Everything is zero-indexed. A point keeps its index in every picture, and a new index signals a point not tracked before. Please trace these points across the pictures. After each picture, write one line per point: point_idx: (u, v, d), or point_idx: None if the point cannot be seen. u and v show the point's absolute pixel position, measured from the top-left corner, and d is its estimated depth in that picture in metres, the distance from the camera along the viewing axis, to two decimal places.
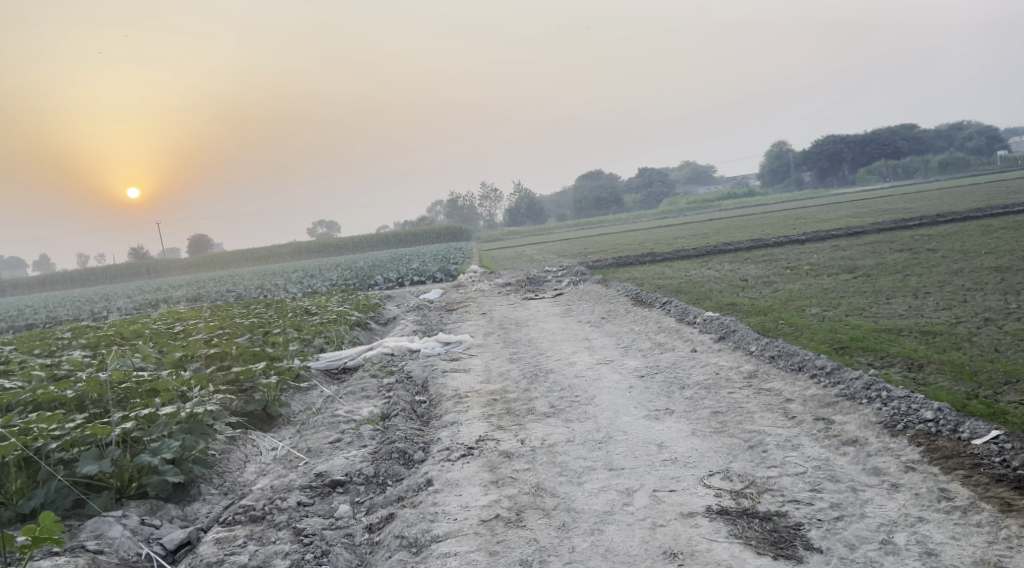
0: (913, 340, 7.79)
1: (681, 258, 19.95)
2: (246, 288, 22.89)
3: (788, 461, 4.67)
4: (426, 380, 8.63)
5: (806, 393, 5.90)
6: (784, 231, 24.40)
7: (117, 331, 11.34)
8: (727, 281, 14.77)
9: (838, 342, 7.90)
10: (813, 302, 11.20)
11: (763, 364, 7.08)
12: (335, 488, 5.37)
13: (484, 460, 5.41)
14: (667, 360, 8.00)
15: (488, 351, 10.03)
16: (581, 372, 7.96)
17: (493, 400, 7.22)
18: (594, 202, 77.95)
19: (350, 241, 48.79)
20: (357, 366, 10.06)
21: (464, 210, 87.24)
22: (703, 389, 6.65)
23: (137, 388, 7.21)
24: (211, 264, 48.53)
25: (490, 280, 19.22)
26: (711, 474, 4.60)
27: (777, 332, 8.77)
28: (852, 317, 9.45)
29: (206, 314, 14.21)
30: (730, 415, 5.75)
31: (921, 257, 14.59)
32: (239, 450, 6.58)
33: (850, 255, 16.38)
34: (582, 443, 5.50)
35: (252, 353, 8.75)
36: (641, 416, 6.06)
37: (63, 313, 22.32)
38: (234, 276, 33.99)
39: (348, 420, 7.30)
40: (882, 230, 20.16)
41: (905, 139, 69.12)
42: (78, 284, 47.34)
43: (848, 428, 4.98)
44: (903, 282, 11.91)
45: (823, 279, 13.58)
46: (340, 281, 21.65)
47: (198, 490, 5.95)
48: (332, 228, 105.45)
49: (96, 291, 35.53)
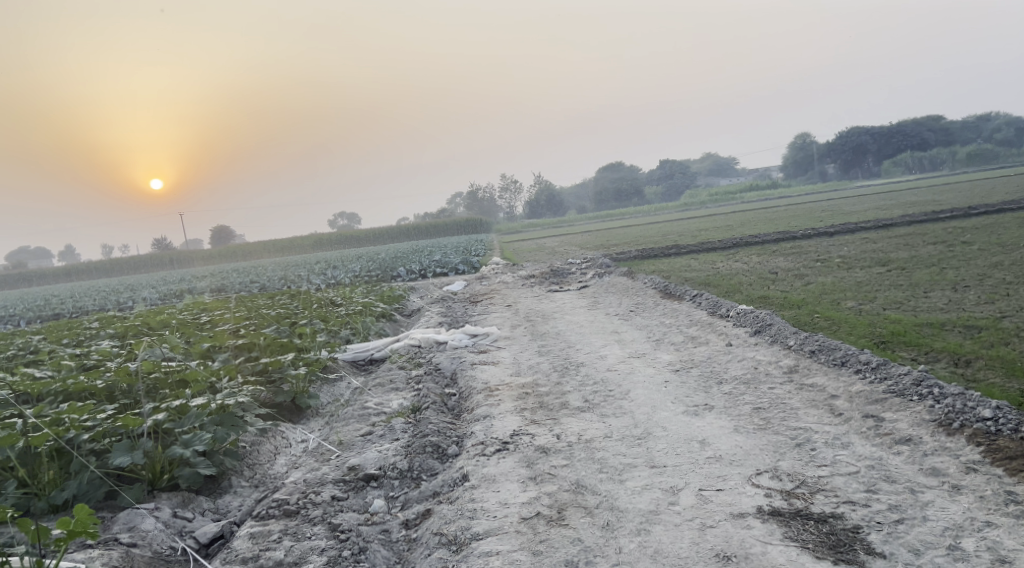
0: (957, 335, 7.58)
1: (707, 250, 19.71)
2: (269, 279, 22.93)
3: (839, 460, 4.50)
4: (455, 372, 8.52)
5: (852, 388, 5.72)
6: (811, 222, 24.06)
7: (145, 321, 11.34)
8: (756, 274, 14.54)
9: (879, 337, 7.70)
10: (848, 295, 10.97)
11: (803, 359, 6.90)
12: (369, 483, 5.26)
13: (520, 455, 5.29)
14: (702, 354, 7.84)
15: (516, 343, 9.91)
16: (614, 365, 7.81)
17: (525, 393, 7.09)
18: (615, 194, 77.58)
19: (372, 232, 48.82)
20: (384, 358, 9.98)
21: (485, 202, 87.15)
22: (741, 384, 6.48)
23: (167, 378, 7.16)
24: (234, 256, 48.78)
25: (514, 272, 19.10)
26: (760, 473, 4.44)
27: (814, 326, 8.58)
28: (889, 310, 9.24)
29: (232, 305, 14.20)
30: (773, 412, 5.58)
31: (956, 249, 14.29)
32: (269, 442, 6.50)
33: (882, 247, 16.10)
34: (621, 439, 5.35)
35: (280, 344, 8.69)
36: (679, 411, 5.90)
37: (90, 303, 22.49)
38: (256, 267, 34.09)
39: (378, 412, 7.20)
40: (913, 222, 19.80)
41: (932, 131, 68.12)
42: (103, 275, 47.75)
43: (900, 426, 4.80)
44: (940, 276, 11.65)
45: (855, 272, 13.34)
46: (363, 273, 21.60)
47: (229, 482, 5.87)
48: (353, 220, 105.79)
49: (121, 282, 35.79)
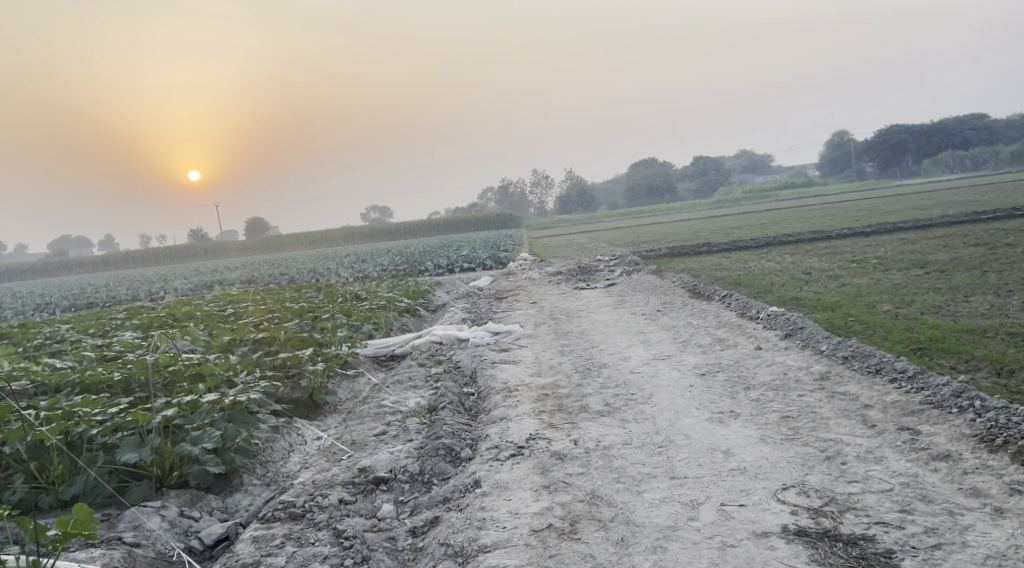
0: (999, 343, 7.23)
1: (739, 249, 19.34)
2: (297, 271, 22.94)
3: (871, 476, 4.24)
4: (475, 371, 8.34)
5: (886, 398, 5.44)
6: (848, 222, 23.55)
7: (169, 312, 11.31)
8: (789, 274, 14.17)
9: (916, 343, 7.39)
10: (884, 298, 10.61)
11: (835, 365, 6.61)
12: (379, 486, 5.09)
13: (535, 461, 5.08)
14: (730, 357, 7.57)
15: (539, 342, 9.69)
16: (637, 367, 7.57)
17: (544, 395, 6.88)
18: (648, 191, 76.85)
19: (403, 226, 48.87)
20: (405, 354, 9.82)
21: (516, 197, 86.97)
22: (769, 391, 6.21)
23: (184, 371, 7.07)
24: (267, 247, 49.11)
25: (542, 269, 18.89)
26: (785, 488, 4.19)
27: (848, 330, 8.27)
28: (927, 315, 8.88)
29: (257, 296, 14.15)
30: (802, 421, 5.32)
31: (999, 252, 13.81)
32: (283, 439, 6.36)
33: (921, 249, 15.62)
34: (640, 447, 5.13)
35: (300, 338, 8.57)
36: (703, 418, 5.66)
37: (121, 292, 22.65)
38: (289, 258, 34.22)
39: (394, 411, 7.04)
40: (954, 223, 19.24)
41: (974, 129, 66.60)
42: (137, 264, 48.34)
43: (938, 441, 4.53)
44: (982, 279, 11.23)
45: (892, 274, 12.92)
46: (391, 267, 21.51)
47: (240, 480, 5.73)
48: (385, 213, 106.10)
49: (156, 272, 36.16)
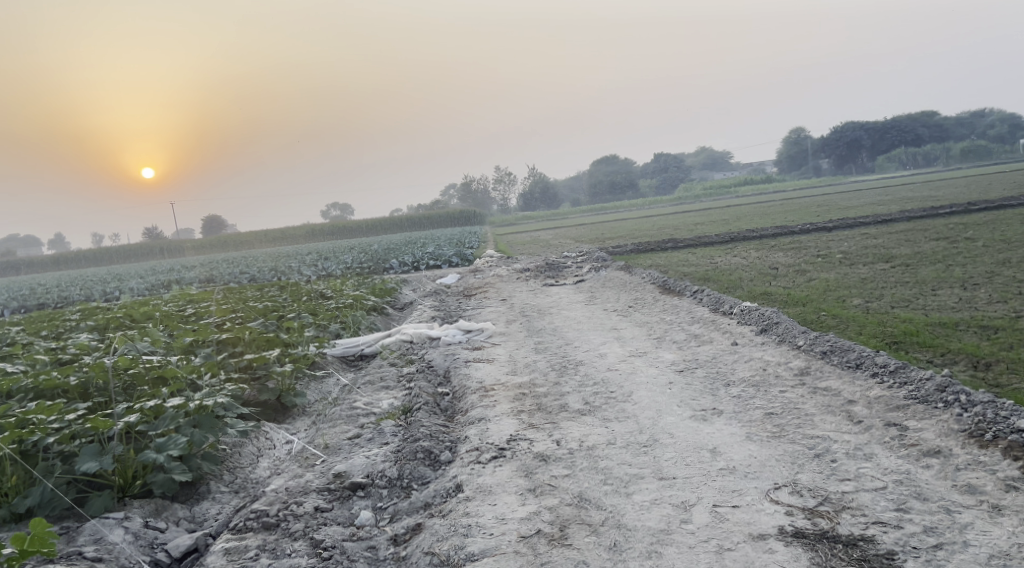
0: (972, 336, 7.26)
1: (705, 245, 19.41)
2: (259, 269, 22.53)
3: (864, 473, 4.17)
4: (448, 370, 8.17)
5: (870, 394, 5.39)
6: (809, 217, 23.81)
7: (127, 313, 10.93)
8: (756, 269, 14.21)
9: (891, 337, 7.40)
10: (853, 292, 10.67)
11: (814, 360, 6.57)
12: (356, 492, 4.90)
13: (518, 463, 4.94)
14: (707, 353, 7.51)
15: (512, 340, 9.56)
16: (614, 364, 7.47)
17: (521, 394, 6.74)
18: (610, 188, 77.09)
19: (366, 223, 48.40)
20: (375, 354, 9.62)
21: (478, 195, 86.70)
22: (750, 387, 6.14)
23: (144, 374, 6.81)
24: (226, 246, 48.32)
25: (509, 266, 18.75)
26: (778, 488, 4.10)
27: (821, 325, 8.27)
28: (898, 309, 8.92)
29: (219, 296, 13.79)
30: (786, 418, 5.24)
31: (960, 246, 14.02)
32: (251, 444, 6.16)
33: (884, 243, 15.79)
34: (625, 447, 5.02)
35: (266, 339, 8.33)
36: (686, 416, 5.56)
37: (74, 293, 22.00)
38: (250, 256, 33.66)
39: (367, 413, 6.84)
40: (913, 217, 19.53)
41: (927, 127, 67.96)
42: (91, 264, 47.19)
43: (927, 437, 4.48)
44: (947, 273, 11.36)
45: (859, 268, 13.00)
46: (356, 265, 21.20)
47: (207, 488, 5.50)
48: (346, 211, 105.12)
49: (112, 271, 35.29)
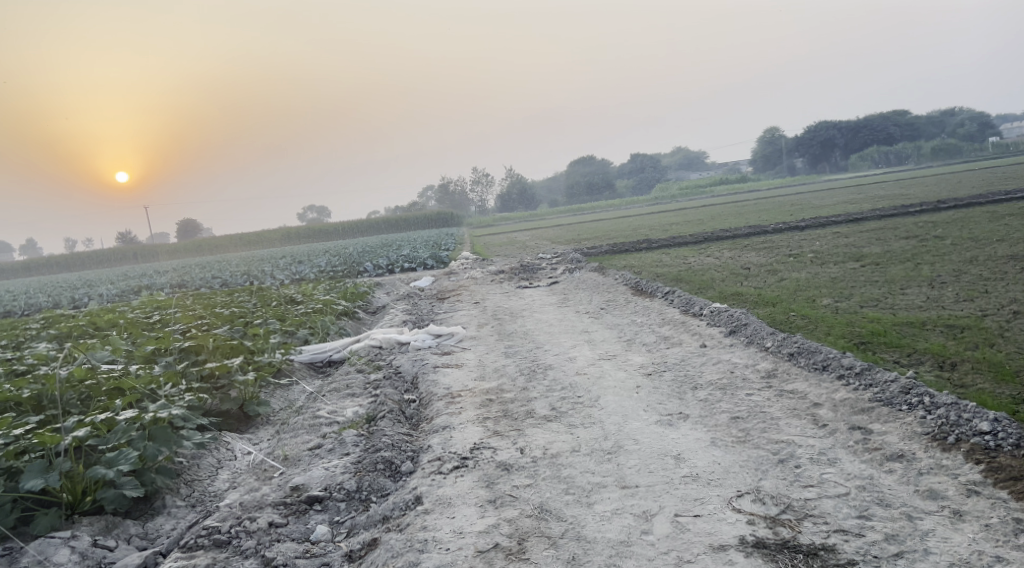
0: (939, 335, 7.25)
1: (679, 245, 19.41)
2: (231, 274, 22.27)
3: (827, 479, 4.12)
4: (416, 376, 8.06)
5: (835, 396, 5.35)
6: (783, 216, 23.93)
7: (90, 321, 10.71)
8: (728, 269, 14.22)
9: (859, 337, 7.38)
10: (823, 291, 10.66)
11: (781, 362, 6.53)
12: (313, 506, 4.85)
13: (479, 473, 4.86)
14: (676, 356, 7.45)
15: (482, 344, 9.46)
16: (583, 368, 7.39)
17: (488, 400, 6.64)
18: (587, 188, 77.21)
19: (341, 225, 48.10)
20: (343, 360, 9.48)
21: (456, 196, 86.49)
22: (717, 390, 6.08)
23: (101, 386, 6.67)
24: (200, 250, 47.82)
25: (484, 268, 18.64)
26: (741, 495, 4.04)
27: (790, 325, 8.24)
28: (867, 308, 8.92)
29: (187, 302, 13.58)
30: (752, 422, 5.19)
31: (929, 244, 14.09)
32: (211, 456, 6.04)
33: (855, 242, 15.86)
34: (589, 454, 4.94)
35: (230, 347, 8.18)
36: (651, 421, 5.49)
37: (42, 299, 21.60)
38: (223, 261, 33.32)
39: (330, 422, 6.71)
40: (885, 215, 19.66)
41: (899, 125, 68.65)
42: (62, 270, 46.56)
43: (890, 440, 4.43)
44: (916, 271, 11.40)
45: (830, 268, 13.04)
46: (329, 268, 21.00)
47: (163, 502, 5.40)
48: (323, 213, 104.58)
49: (83, 277, 34.76)
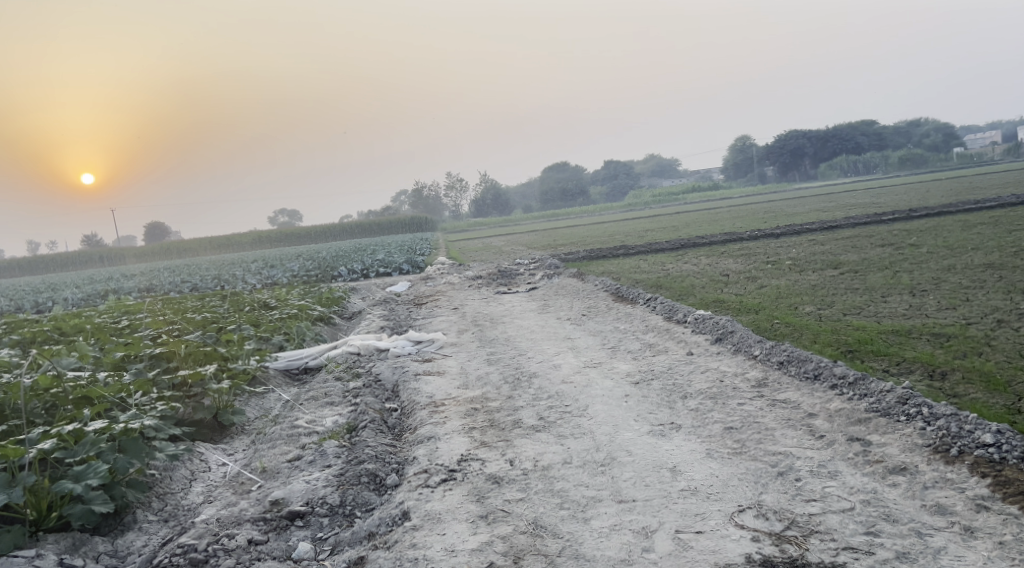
0: (925, 344, 7.21)
1: (656, 251, 19.39)
2: (202, 278, 21.88)
3: (830, 493, 4.03)
4: (396, 385, 7.88)
5: (830, 407, 5.25)
6: (757, 223, 24.06)
7: (56, 326, 10.40)
8: (707, 276, 14.18)
9: (846, 345, 7.32)
10: (805, 299, 10.64)
11: (771, 371, 6.43)
12: (294, 521, 4.70)
13: (469, 486, 4.71)
14: (663, 363, 7.33)
15: (463, 351, 9.29)
16: (568, 377, 7.24)
17: (473, 410, 6.47)
18: (560, 194, 77.26)
19: (313, 230, 47.66)
20: (320, 367, 9.26)
21: (429, 201, 86.20)
22: (708, 400, 5.96)
23: (67, 394, 6.47)
24: (170, 253, 47.09)
25: (460, 273, 18.47)
26: (743, 510, 3.95)
27: (775, 333, 8.17)
28: (851, 316, 8.88)
29: (157, 307, 13.27)
30: (746, 432, 5.07)
31: (906, 252, 14.16)
32: (184, 467, 5.87)
33: (831, 249, 15.94)
34: (581, 466, 4.79)
35: (204, 353, 7.95)
36: (643, 432, 5.36)
37: (5, 303, 21.05)
38: (193, 264, 32.84)
39: (309, 432, 6.51)
40: (858, 223, 19.80)
41: (867, 135, 69.56)
42: (27, 272, 45.68)
43: (891, 452, 4.34)
44: (895, 279, 11.43)
45: (808, 275, 13.04)
46: (302, 272, 20.70)
47: (133, 517, 5.23)
48: (294, 218, 103.81)
49: (47, 280, 34.03)
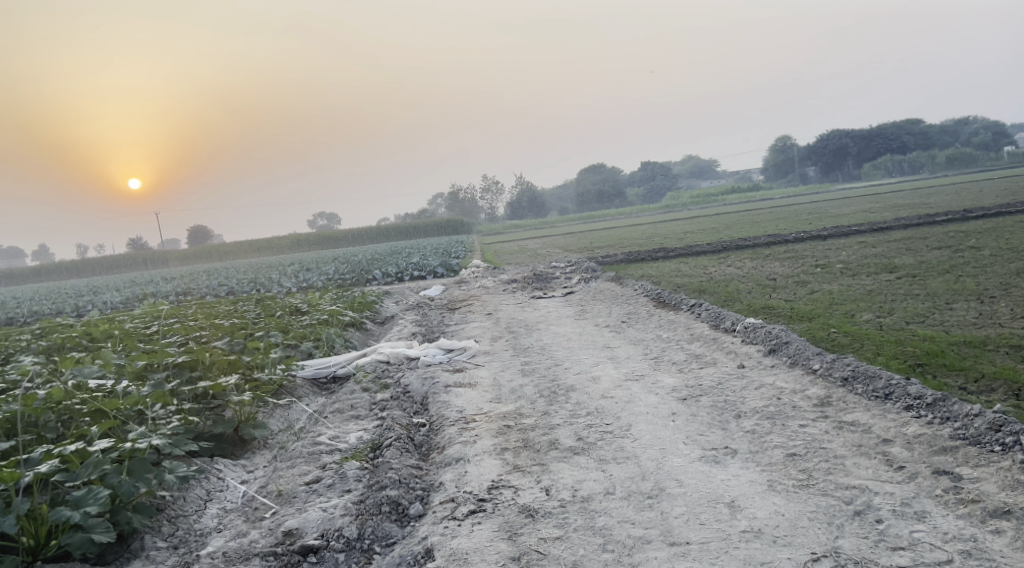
0: (1003, 358, 6.54)
1: (697, 254, 18.73)
2: (239, 281, 21.76)
3: (919, 541, 3.66)
4: (426, 397, 7.41)
5: (907, 431, 4.66)
6: (801, 225, 23.25)
7: (85, 332, 10.13)
8: (753, 280, 13.54)
9: (914, 358, 6.69)
10: (861, 305, 9.97)
11: (833, 389, 5.82)
12: (308, 557, 4.29)
13: (500, 518, 4.24)
14: (711, 377, 6.77)
15: (496, 360, 8.82)
16: (609, 391, 6.70)
17: (506, 427, 5.96)
18: (597, 196, 76.64)
19: (350, 233, 47.66)
20: (347, 376, 8.85)
21: (466, 204, 86.08)
22: (765, 421, 5.38)
23: (83, 408, 6.10)
24: (210, 255, 47.34)
25: (495, 276, 17.99)
26: (817, 559, 3.62)
27: (833, 344, 7.55)
28: (914, 324, 8.21)
29: (189, 311, 12.99)
30: (812, 461, 4.50)
31: (965, 255, 13.38)
32: (199, 487, 5.43)
33: (883, 252, 15.13)
34: (625, 498, 4.28)
35: (229, 362, 7.56)
36: (695, 458, 4.81)
37: (45, 307, 21.11)
38: (232, 268, 32.95)
39: (331, 450, 6.06)
40: (910, 224, 18.93)
41: (913, 133, 67.73)
42: (73, 275, 46.43)
43: (988, 489, 3.94)
44: (958, 284, 10.68)
45: (861, 279, 12.34)
46: (337, 276, 20.40)
47: (141, 544, 4.81)
48: (333, 221, 104.78)
49: (89, 283, 34.36)
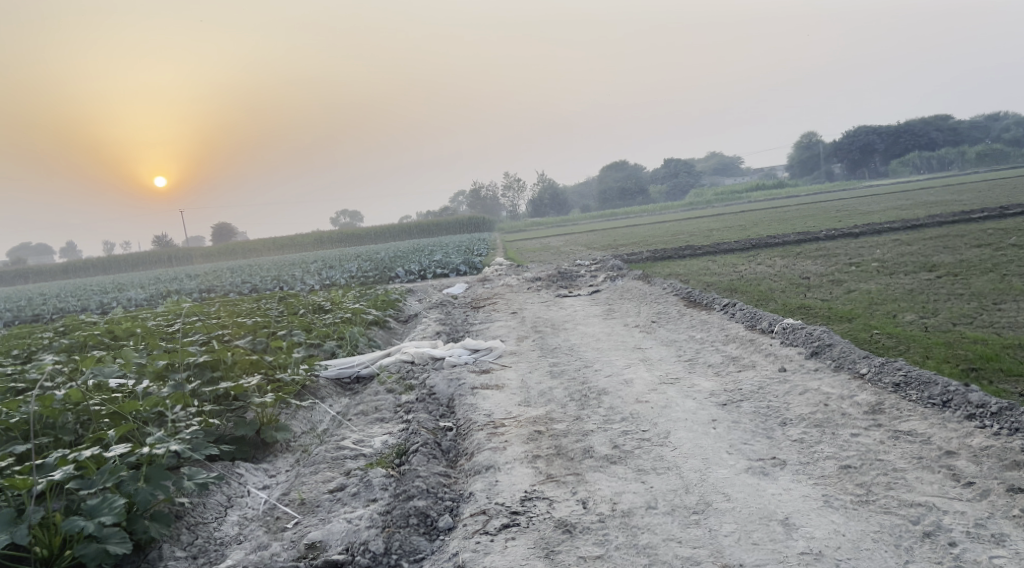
0: None
1: (726, 252, 18.31)
2: (262, 278, 21.59)
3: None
4: (452, 400, 7.15)
5: (972, 442, 4.34)
6: (831, 222, 22.71)
7: (107, 330, 9.96)
8: (786, 279, 13.15)
9: (968, 362, 6.33)
10: (902, 306, 9.58)
11: (885, 395, 5.49)
12: None
13: (535, 534, 4.01)
14: (752, 381, 6.45)
15: (523, 361, 8.54)
16: (644, 395, 6.39)
17: (536, 433, 5.69)
18: (620, 194, 76.13)
19: (372, 230, 47.57)
20: (371, 377, 8.61)
21: (487, 201, 85.83)
22: (814, 429, 5.07)
23: (101, 410, 5.87)
24: (234, 253, 47.41)
25: (520, 274, 17.68)
26: None
27: (877, 346, 7.19)
28: (962, 326, 7.83)
29: (212, 309, 12.80)
30: (869, 474, 4.19)
31: (1007, 253, 12.89)
32: (220, 492, 5.21)
33: (919, 250, 14.66)
34: (670, 513, 4.03)
35: (251, 361, 7.31)
36: (740, 469, 4.51)
37: (70, 304, 21.08)
38: (255, 266, 32.91)
39: (355, 456, 5.82)
40: (945, 222, 18.37)
41: (942, 130, 66.50)
42: (99, 272, 46.69)
43: None
44: (1004, 284, 10.24)
45: (899, 279, 11.90)
46: (360, 274, 20.18)
47: (158, 554, 4.60)
48: (356, 217, 104.96)
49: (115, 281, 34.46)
